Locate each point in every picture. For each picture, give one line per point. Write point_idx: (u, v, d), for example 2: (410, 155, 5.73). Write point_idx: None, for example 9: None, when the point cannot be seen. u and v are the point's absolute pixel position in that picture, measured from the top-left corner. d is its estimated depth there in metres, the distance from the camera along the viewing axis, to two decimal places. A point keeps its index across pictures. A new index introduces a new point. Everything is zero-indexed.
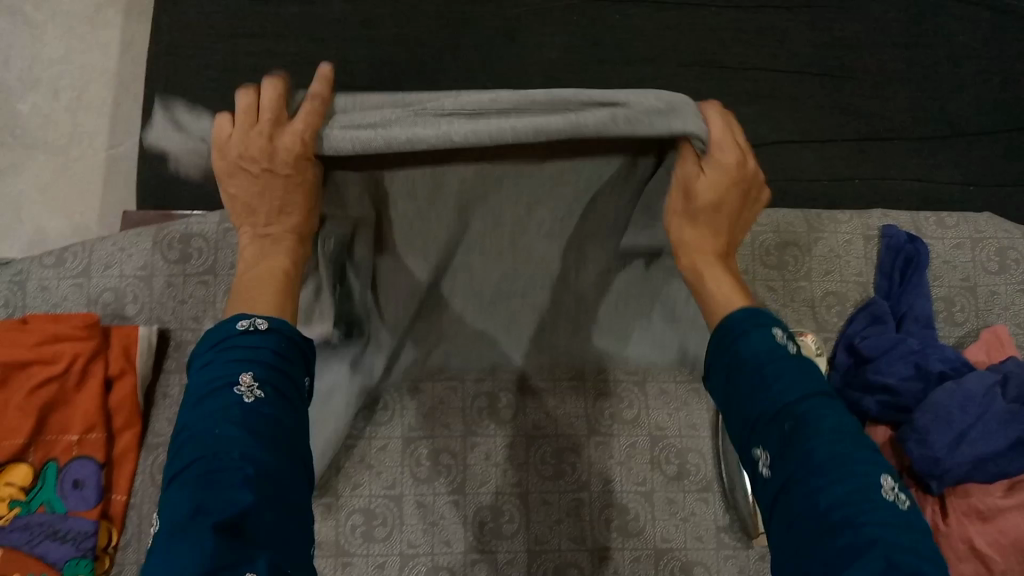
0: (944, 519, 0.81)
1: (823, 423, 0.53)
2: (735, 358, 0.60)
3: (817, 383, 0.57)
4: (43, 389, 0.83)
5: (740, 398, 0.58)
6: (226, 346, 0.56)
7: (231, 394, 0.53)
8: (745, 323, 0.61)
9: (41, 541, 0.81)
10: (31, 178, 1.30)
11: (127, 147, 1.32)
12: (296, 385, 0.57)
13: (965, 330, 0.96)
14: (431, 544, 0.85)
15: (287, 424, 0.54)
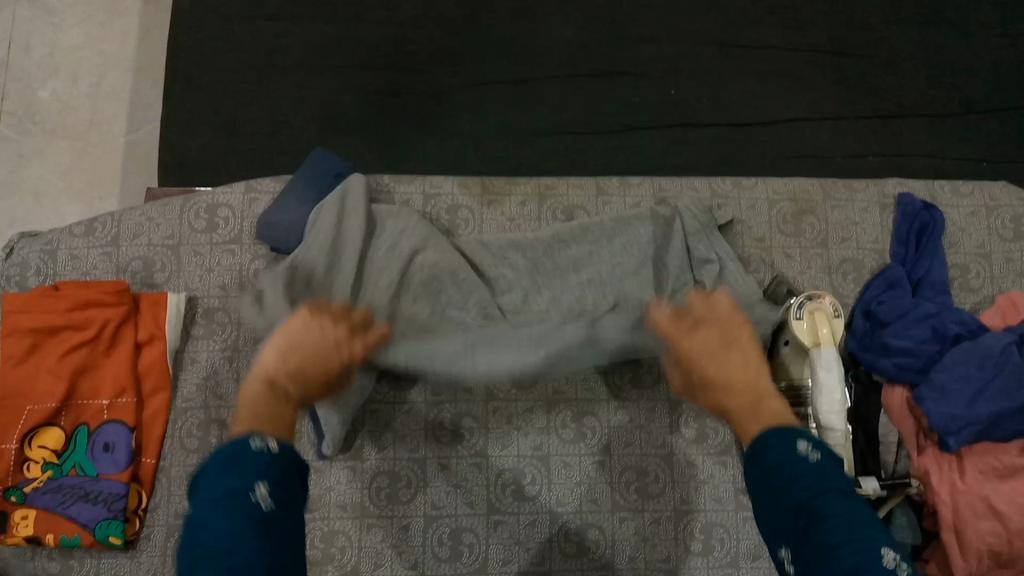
0: (962, 477, 0.82)
1: (843, 511, 0.53)
2: (765, 461, 0.59)
3: (845, 482, 0.57)
4: (75, 354, 0.85)
5: (766, 506, 0.57)
6: (236, 458, 0.53)
7: (248, 501, 0.50)
8: (776, 435, 0.59)
9: (73, 502, 0.83)
10: (52, 163, 1.33)
11: (145, 132, 1.34)
12: (295, 505, 0.55)
13: (981, 296, 0.97)
14: (454, 505, 0.87)
15: (291, 542, 0.52)
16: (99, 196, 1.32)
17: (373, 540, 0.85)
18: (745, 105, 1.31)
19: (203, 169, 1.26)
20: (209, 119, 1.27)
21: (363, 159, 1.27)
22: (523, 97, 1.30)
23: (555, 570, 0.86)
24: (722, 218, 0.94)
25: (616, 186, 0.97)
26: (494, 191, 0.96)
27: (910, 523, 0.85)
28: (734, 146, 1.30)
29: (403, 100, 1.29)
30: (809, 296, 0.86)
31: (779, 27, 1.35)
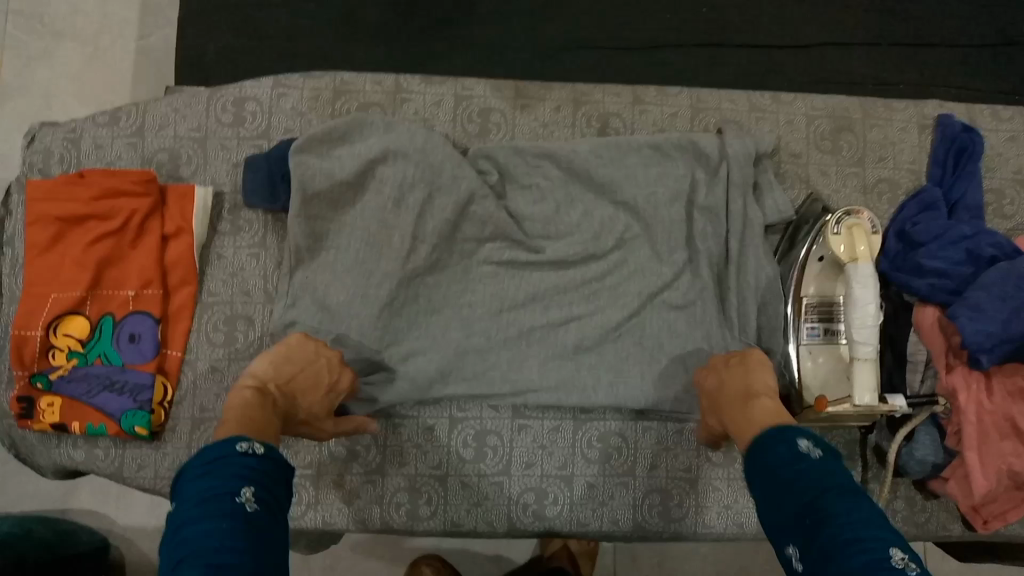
0: (990, 397, 0.82)
1: (848, 512, 0.57)
2: (769, 467, 0.65)
3: (846, 480, 0.61)
4: (101, 243, 0.84)
5: (774, 515, 0.62)
6: (226, 464, 0.58)
7: (232, 501, 0.55)
8: (778, 437, 0.67)
9: (99, 392, 0.83)
10: (62, 64, 1.29)
11: (158, 38, 1.31)
12: (281, 504, 0.60)
13: (1015, 222, 0.96)
14: (480, 409, 0.87)
15: (275, 540, 0.57)
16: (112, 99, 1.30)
17: (398, 440, 0.86)
18: (777, 28, 1.29)
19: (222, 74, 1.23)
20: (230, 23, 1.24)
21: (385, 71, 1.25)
22: (551, 13, 1.27)
23: (577, 475, 0.87)
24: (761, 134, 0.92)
25: (652, 95, 0.95)
26: (527, 97, 0.94)
27: (933, 441, 0.85)
28: (764, 68, 1.28)
29: (428, 12, 1.26)
30: (847, 213, 0.84)
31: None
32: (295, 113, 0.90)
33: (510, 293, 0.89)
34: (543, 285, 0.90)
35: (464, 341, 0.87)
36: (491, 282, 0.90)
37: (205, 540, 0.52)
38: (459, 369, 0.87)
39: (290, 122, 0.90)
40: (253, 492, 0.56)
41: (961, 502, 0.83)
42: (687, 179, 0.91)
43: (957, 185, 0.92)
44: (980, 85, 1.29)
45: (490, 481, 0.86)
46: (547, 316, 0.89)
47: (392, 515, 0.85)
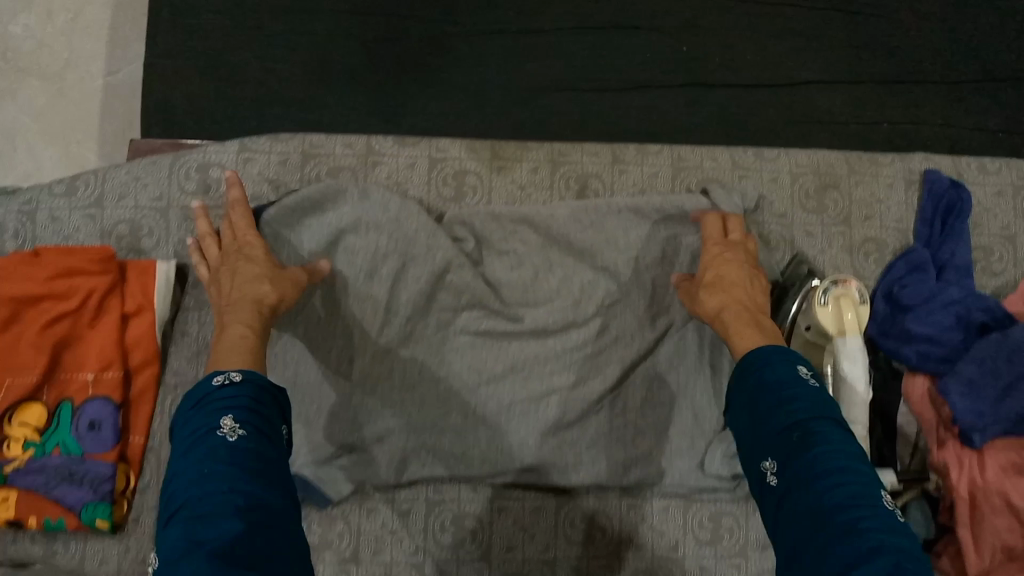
0: (982, 473, 0.79)
1: (831, 442, 0.62)
2: (761, 383, 0.68)
3: (832, 410, 0.65)
4: (58, 325, 0.81)
5: (758, 430, 0.66)
6: (208, 403, 0.64)
7: (215, 437, 0.60)
8: (772, 357, 0.70)
9: (57, 484, 0.79)
10: (26, 103, 1.25)
11: (125, 76, 1.25)
12: (271, 424, 0.64)
13: (1002, 279, 0.94)
14: (459, 491, 0.87)
15: (270, 461, 0.61)
16: (76, 140, 1.25)
17: (372, 526, 0.87)
18: (759, 65, 1.23)
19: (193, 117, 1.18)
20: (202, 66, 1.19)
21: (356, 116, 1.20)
22: (528, 53, 1.22)
23: (560, 558, 0.87)
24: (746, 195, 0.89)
25: (632, 153, 0.92)
26: (503, 159, 0.91)
27: (925, 518, 0.83)
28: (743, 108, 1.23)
29: (404, 51, 1.21)
30: (834, 280, 0.83)
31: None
32: (261, 182, 0.87)
33: (487, 366, 0.86)
34: (521, 355, 0.86)
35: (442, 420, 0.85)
36: (469, 350, 0.87)
37: (195, 489, 0.57)
38: (441, 450, 0.85)
39: (257, 189, 0.87)
40: (234, 421, 0.62)
41: None
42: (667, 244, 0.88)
43: (945, 246, 0.90)
44: (975, 122, 1.23)
45: (469, 565, 0.86)
46: (526, 390, 0.86)
47: None
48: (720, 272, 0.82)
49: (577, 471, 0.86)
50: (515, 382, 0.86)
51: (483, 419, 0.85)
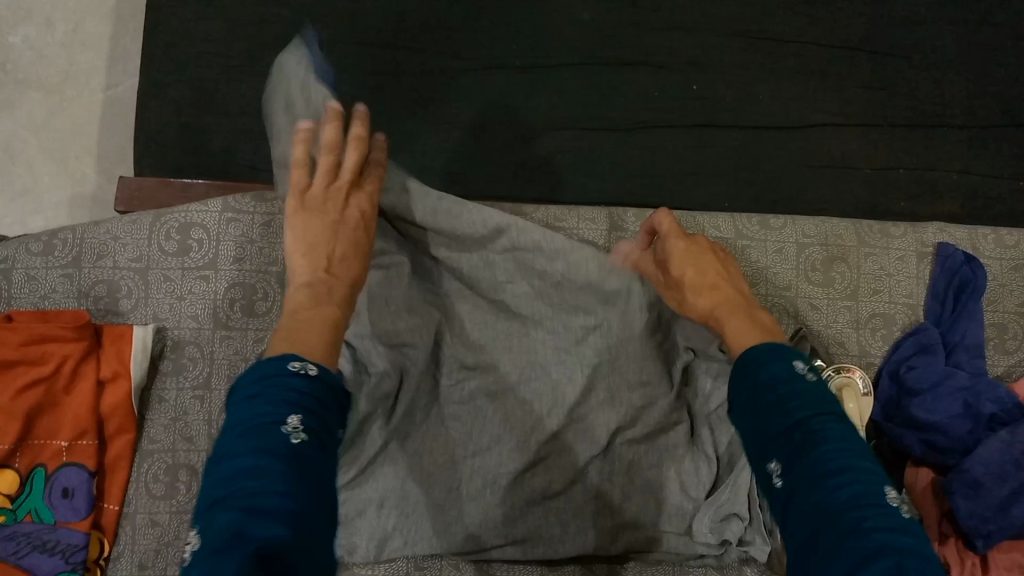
0: (983, 573, 0.75)
1: (835, 439, 0.54)
2: (757, 381, 0.61)
3: (834, 405, 0.58)
4: (30, 390, 0.78)
5: (760, 427, 0.59)
6: (274, 387, 0.52)
7: (278, 430, 0.49)
8: (766, 353, 0.62)
9: (28, 553, 0.76)
10: (21, 117, 1.21)
11: (125, 88, 1.23)
12: (329, 429, 0.54)
13: (1017, 358, 0.89)
14: (440, 566, 0.84)
15: (322, 475, 0.51)
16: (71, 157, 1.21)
17: None
18: (776, 106, 1.13)
19: (176, 136, 1.09)
20: (191, 82, 1.10)
21: None
22: (533, 86, 1.11)
23: None
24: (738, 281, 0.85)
25: (631, 220, 0.91)
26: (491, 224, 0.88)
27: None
28: (759, 150, 1.11)
29: (400, 82, 1.10)
30: (837, 368, 0.80)
31: (837, 6, 1.16)
32: (242, 244, 0.84)
33: (473, 435, 0.82)
34: (506, 421, 0.82)
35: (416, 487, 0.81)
36: (457, 420, 0.82)
37: (242, 482, 0.46)
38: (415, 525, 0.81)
39: (239, 251, 0.84)
40: (300, 422, 0.50)
41: None
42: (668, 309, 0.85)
43: (955, 326, 0.86)
44: (1010, 173, 1.14)
45: None
46: (514, 462, 0.81)
47: None
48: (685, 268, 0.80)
49: (563, 541, 0.82)
50: (497, 448, 0.81)
51: (456, 487, 0.81)
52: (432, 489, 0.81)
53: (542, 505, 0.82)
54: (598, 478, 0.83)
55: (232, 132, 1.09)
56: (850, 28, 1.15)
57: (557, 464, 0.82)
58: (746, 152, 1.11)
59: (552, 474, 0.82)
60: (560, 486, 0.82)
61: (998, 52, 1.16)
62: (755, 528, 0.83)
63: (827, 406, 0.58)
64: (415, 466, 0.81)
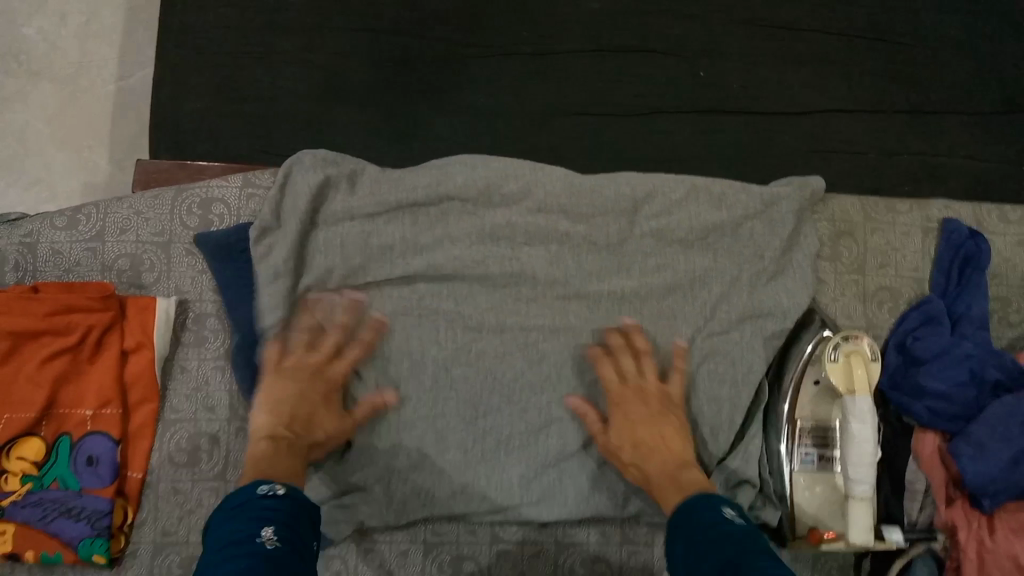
0: (991, 534, 0.78)
1: (761, 560, 0.60)
2: (696, 535, 0.68)
3: (753, 538, 0.65)
4: (56, 359, 0.80)
5: (698, 558, 0.66)
6: (247, 510, 0.62)
7: (255, 539, 0.58)
8: (697, 507, 0.72)
9: (55, 517, 0.79)
10: (35, 109, 1.23)
11: (138, 80, 1.25)
12: (304, 542, 0.62)
13: (1020, 332, 0.92)
14: (457, 533, 0.86)
15: (301, 573, 0.58)
16: (84, 148, 1.23)
17: (369, 565, 0.84)
18: (780, 93, 1.15)
19: (192, 123, 1.10)
20: (206, 72, 1.11)
21: (356, 134, 1.11)
22: (544, 73, 1.13)
23: None
24: (744, 259, 0.89)
25: None
26: (502, 194, 0.88)
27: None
28: (765, 135, 1.13)
29: (413, 70, 1.12)
30: (845, 336, 0.80)
31: None
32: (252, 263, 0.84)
33: (485, 398, 0.85)
34: (517, 388, 0.86)
35: (434, 451, 0.84)
36: (465, 383, 0.86)
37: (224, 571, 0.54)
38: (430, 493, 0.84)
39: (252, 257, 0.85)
40: (273, 531, 0.59)
41: None
42: (687, 276, 0.88)
43: (961, 298, 0.88)
44: (1011, 157, 1.16)
45: None
46: (526, 420, 0.86)
47: None
48: (634, 426, 0.81)
49: (578, 505, 0.85)
50: (510, 415, 0.86)
51: (474, 451, 0.85)
52: (452, 457, 0.84)
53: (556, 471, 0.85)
54: (607, 444, 0.86)
55: (247, 119, 1.11)
56: (854, 16, 1.17)
57: (570, 434, 0.86)
58: (753, 136, 1.13)
59: (567, 440, 0.85)
60: (573, 453, 0.86)
61: (1000, 39, 1.18)
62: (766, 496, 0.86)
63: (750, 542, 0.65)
64: (432, 434, 0.85)
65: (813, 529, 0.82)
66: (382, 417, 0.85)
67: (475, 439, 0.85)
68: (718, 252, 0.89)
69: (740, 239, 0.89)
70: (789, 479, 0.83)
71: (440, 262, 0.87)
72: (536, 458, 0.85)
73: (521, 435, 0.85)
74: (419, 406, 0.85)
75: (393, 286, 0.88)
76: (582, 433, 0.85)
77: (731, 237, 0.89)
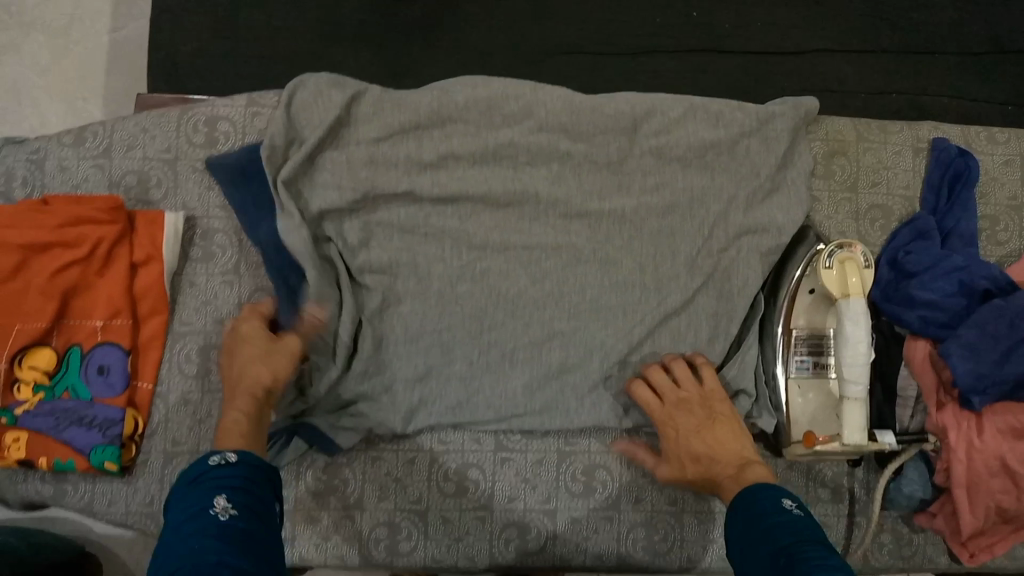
0: (980, 435, 0.81)
1: (817, 555, 0.61)
2: (753, 517, 0.69)
3: (813, 531, 0.65)
4: (66, 272, 0.81)
5: (753, 548, 0.66)
6: (202, 481, 0.63)
7: (207, 513, 0.59)
8: (759, 493, 0.72)
9: (67, 427, 0.81)
10: (29, 61, 1.26)
11: (130, 31, 1.27)
12: (262, 503, 0.64)
13: (1008, 249, 0.94)
14: (462, 441, 0.87)
15: (260, 540, 0.60)
16: (79, 99, 1.26)
17: (377, 473, 0.86)
18: (772, 31, 1.16)
19: (190, 62, 1.11)
20: (203, 9, 1.12)
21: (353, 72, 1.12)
22: (540, 13, 1.14)
23: (561, 509, 0.87)
24: (741, 178, 0.90)
25: None
26: (504, 114, 0.89)
27: (921, 476, 0.86)
28: (757, 75, 1.15)
29: (410, 9, 1.13)
30: (840, 246, 0.82)
31: None
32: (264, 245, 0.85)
33: (488, 313, 0.87)
34: (519, 303, 0.88)
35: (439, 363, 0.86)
36: (470, 298, 0.87)
37: (181, 555, 0.55)
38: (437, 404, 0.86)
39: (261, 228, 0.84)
40: (225, 501, 0.60)
41: (950, 537, 0.86)
42: (684, 195, 0.90)
43: (951, 214, 0.91)
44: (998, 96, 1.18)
45: (471, 513, 0.86)
46: (529, 334, 0.88)
47: (373, 550, 0.86)
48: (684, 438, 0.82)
49: (580, 414, 0.87)
50: (512, 329, 0.88)
51: (478, 363, 0.87)
52: (456, 369, 0.87)
53: (558, 382, 0.87)
54: (607, 356, 0.88)
55: (243, 57, 1.12)
56: None
57: (571, 348, 0.88)
58: (745, 78, 1.15)
59: (567, 352, 0.88)
60: (573, 366, 0.88)
61: None
62: (761, 404, 0.89)
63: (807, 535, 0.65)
64: (436, 347, 0.87)
65: (809, 433, 0.83)
66: (387, 331, 0.87)
67: (479, 351, 0.87)
68: (715, 171, 0.90)
69: (737, 159, 0.91)
70: (784, 386, 0.86)
71: (444, 182, 0.88)
72: (538, 370, 0.87)
73: (523, 346, 0.87)
74: (424, 321, 0.87)
75: (395, 205, 0.88)
76: (581, 346, 0.88)
77: (729, 155, 0.91)
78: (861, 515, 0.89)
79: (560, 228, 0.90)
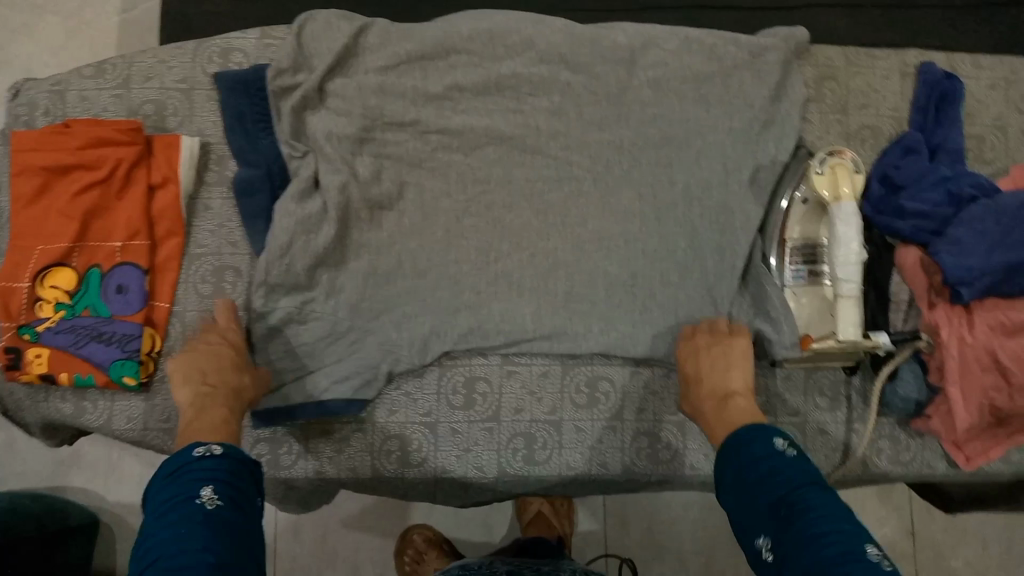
0: (971, 330, 0.84)
1: (821, 507, 0.60)
2: (748, 460, 0.68)
3: (815, 477, 0.65)
4: (86, 194, 0.84)
5: (748, 495, 0.65)
6: (183, 473, 0.62)
7: (192, 504, 0.59)
8: (751, 436, 0.70)
9: (86, 343, 0.83)
10: (43, 41, 1.31)
11: (141, 11, 1.32)
12: (247, 493, 0.63)
13: (996, 167, 0.97)
14: (469, 356, 0.90)
15: (245, 532, 0.60)
16: None
17: (388, 388, 0.89)
18: None
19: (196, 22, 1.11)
20: None
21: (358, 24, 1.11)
22: None
23: (566, 420, 0.90)
24: (736, 100, 0.93)
25: None
26: (505, 46, 0.93)
27: (917, 377, 0.88)
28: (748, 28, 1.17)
29: None
30: (831, 152, 0.85)
31: None
32: (282, 166, 0.89)
33: (492, 242, 0.90)
34: (522, 230, 0.91)
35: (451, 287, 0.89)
36: (474, 223, 0.91)
37: (168, 548, 0.55)
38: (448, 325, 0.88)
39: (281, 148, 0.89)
40: (212, 491, 0.60)
41: (946, 438, 0.87)
42: (681, 122, 0.92)
43: (938, 130, 0.94)
44: (994, 41, 1.19)
45: (479, 425, 0.89)
46: (532, 262, 0.90)
47: (385, 462, 0.88)
48: (695, 366, 0.84)
49: (587, 338, 0.89)
50: (515, 254, 0.91)
51: (483, 283, 0.89)
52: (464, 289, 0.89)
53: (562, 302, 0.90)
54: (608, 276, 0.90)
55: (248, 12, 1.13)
56: None
57: (573, 274, 0.90)
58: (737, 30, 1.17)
59: (570, 275, 0.90)
60: (575, 289, 0.90)
61: None
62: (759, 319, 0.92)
63: (805, 480, 0.64)
64: (442, 269, 0.89)
65: (806, 337, 0.86)
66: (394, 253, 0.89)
67: (485, 272, 0.90)
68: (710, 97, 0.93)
69: (731, 85, 0.93)
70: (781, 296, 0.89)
71: (447, 113, 0.91)
72: (542, 288, 0.90)
73: (530, 269, 0.90)
74: (431, 243, 0.90)
75: (400, 133, 0.91)
76: (584, 271, 0.90)
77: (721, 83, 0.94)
78: (859, 424, 0.92)
79: (562, 159, 0.92)
